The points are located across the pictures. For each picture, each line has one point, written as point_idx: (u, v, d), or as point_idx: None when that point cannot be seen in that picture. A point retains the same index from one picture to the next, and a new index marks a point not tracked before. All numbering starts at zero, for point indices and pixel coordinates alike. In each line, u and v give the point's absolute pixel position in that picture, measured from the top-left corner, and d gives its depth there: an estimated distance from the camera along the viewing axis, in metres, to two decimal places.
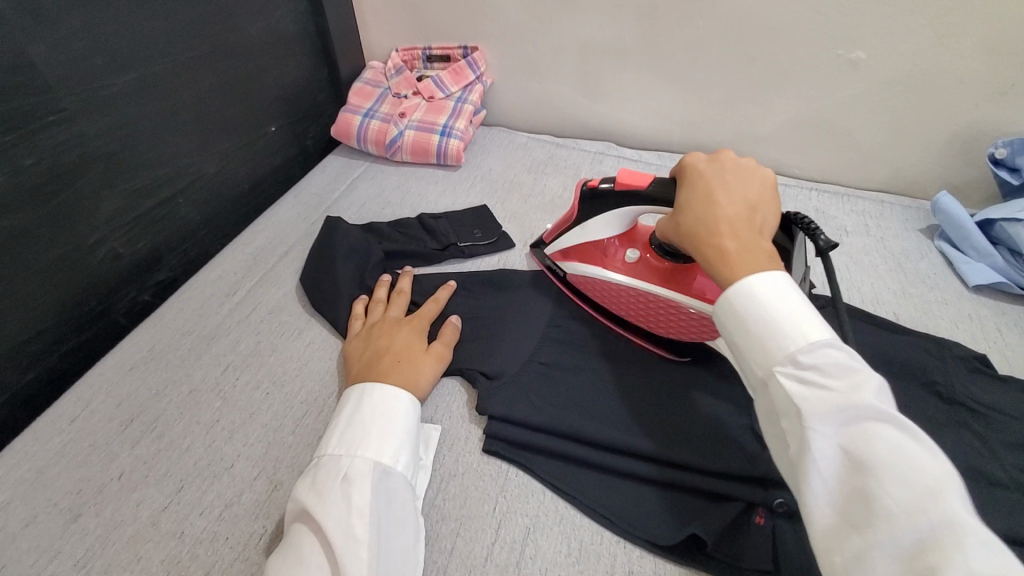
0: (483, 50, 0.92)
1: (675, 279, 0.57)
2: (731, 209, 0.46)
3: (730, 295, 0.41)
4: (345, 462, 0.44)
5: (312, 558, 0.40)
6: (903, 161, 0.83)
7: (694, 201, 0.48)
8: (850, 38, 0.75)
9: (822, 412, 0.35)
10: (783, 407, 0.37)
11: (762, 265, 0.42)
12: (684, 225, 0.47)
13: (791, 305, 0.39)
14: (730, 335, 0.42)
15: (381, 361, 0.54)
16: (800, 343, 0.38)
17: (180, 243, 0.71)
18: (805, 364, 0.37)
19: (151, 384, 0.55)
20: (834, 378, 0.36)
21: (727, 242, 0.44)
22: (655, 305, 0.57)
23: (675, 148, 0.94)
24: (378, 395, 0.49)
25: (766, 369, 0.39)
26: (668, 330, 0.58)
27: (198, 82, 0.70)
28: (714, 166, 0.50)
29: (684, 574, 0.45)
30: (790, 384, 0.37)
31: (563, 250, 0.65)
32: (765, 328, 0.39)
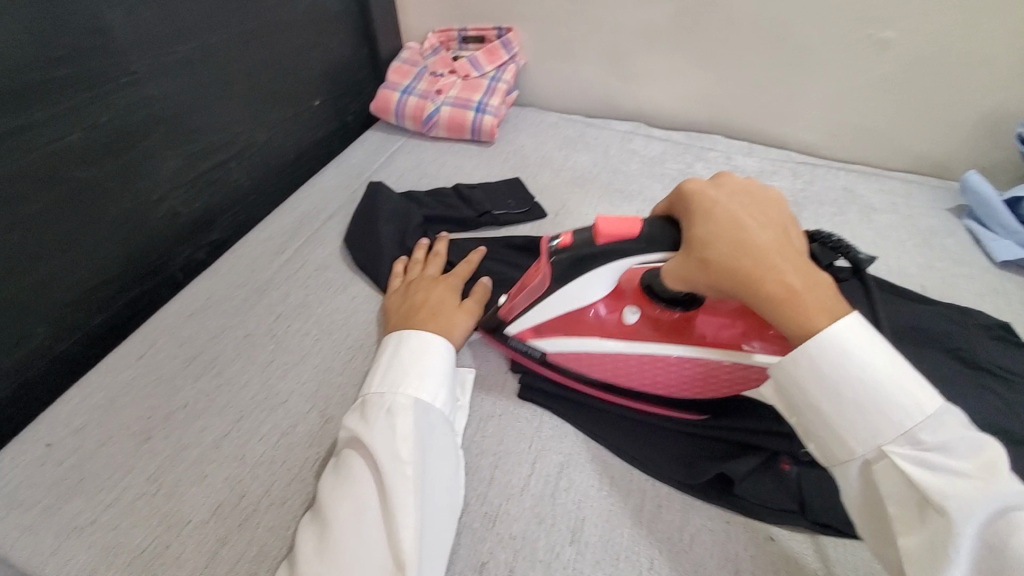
0: (517, 31, 0.95)
1: (679, 331, 0.50)
2: (770, 240, 0.42)
3: (819, 359, 0.39)
4: (388, 398, 0.47)
5: (363, 477, 0.43)
6: (933, 141, 0.84)
7: (724, 233, 0.43)
8: (880, 18, 0.76)
9: (964, 501, 0.34)
10: (904, 491, 0.36)
11: (830, 307, 0.40)
12: (720, 264, 0.42)
13: (893, 375, 0.38)
14: (826, 414, 0.39)
15: (415, 315, 0.56)
16: (919, 421, 0.36)
17: (231, 207, 0.75)
18: (924, 443, 0.36)
19: (209, 328, 0.59)
20: (957, 459, 0.36)
21: (791, 281, 0.41)
22: (671, 367, 0.49)
23: (703, 128, 0.96)
24: (416, 338, 0.52)
25: (873, 448, 0.38)
26: (682, 390, 0.50)
27: (250, 56, 0.74)
28: (724, 193, 0.46)
29: (711, 510, 0.47)
30: (914, 469, 0.36)
31: (534, 326, 0.53)
32: (874, 406, 0.38)
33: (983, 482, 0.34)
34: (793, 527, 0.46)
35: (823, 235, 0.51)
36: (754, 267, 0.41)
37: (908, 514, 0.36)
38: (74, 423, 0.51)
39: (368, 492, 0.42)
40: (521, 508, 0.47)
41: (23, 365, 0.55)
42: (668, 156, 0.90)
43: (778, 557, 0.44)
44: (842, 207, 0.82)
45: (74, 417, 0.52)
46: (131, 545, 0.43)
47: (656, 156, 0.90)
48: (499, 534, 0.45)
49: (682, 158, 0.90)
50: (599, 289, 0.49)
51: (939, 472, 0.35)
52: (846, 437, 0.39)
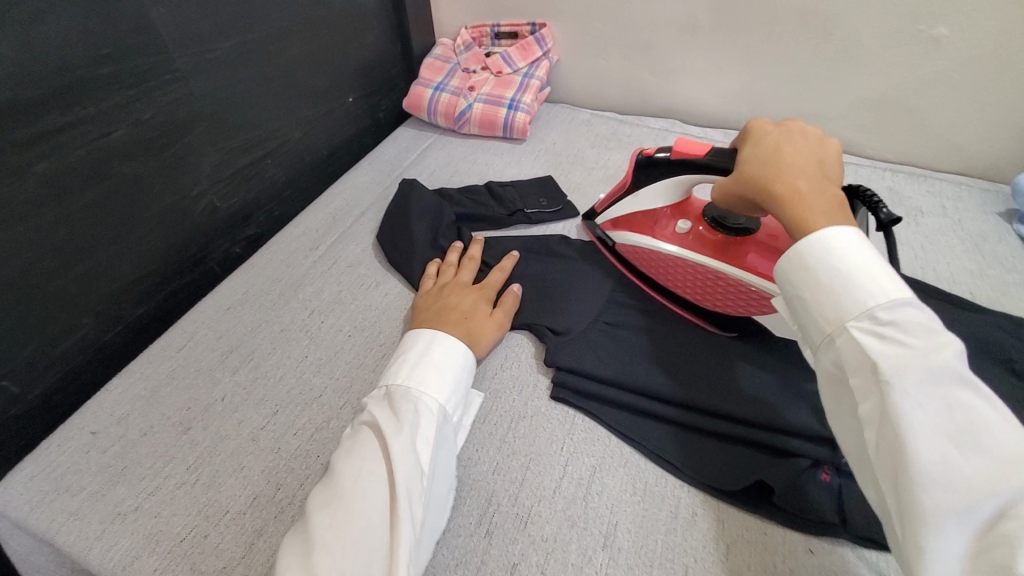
0: (551, 27, 0.94)
1: (724, 250, 0.57)
2: (799, 158, 0.45)
3: (801, 241, 0.40)
4: (415, 395, 0.47)
5: (373, 469, 0.42)
6: (987, 143, 0.80)
7: (761, 151, 0.47)
8: (934, 13, 0.73)
9: (904, 372, 0.34)
10: (853, 363, 0.37)
11: (833, 214, 0.41)
12: (747, 173, 0.47)
13: (865, 258, 0.38)
14: (799, 292, 0.40)
15: (446, 318, 0.56)
16: (880, 300, 0.36)
17: (267, 202, 0.77)
18: (882, 321, 0.36)
19: (245, 322, 0.60)
20: (913, 336, 0.35)
21: (798, 182, 0.43)
22: (699, 273, 0.57)
23: (740, 127, 0.93)
24: (449, 343, 0.52)
25: (836, 324, 0.38)
26: (711, 301, 0.57)
27: (287, 52, 0.75)
28: (783, 127, 0.49)
29: (747, 519, 0.46)
30: (868, 341, 0.36)
31: (613, 220, 0.66)
32: (843, 283, 0.38)
33: (929, 358, 0.34)
34: (833, 540, 0.44)
35: (868, 189, 0.50)
36: (769, 171, 0.45)
37: (857, 383, 0.36)
38: (118, 412, 0.53)
39: (374, 485, 0.41)
40: (553, 511, 0.46)
41: (69, 354, 0.57)
42: None
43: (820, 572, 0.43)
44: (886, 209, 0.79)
45: (118, 405, 0.53)
46: (171, 533, 0.44)
47: None
48: (531, 537, 0.45)
49: None
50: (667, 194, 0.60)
51: (891, 345, 0.35)
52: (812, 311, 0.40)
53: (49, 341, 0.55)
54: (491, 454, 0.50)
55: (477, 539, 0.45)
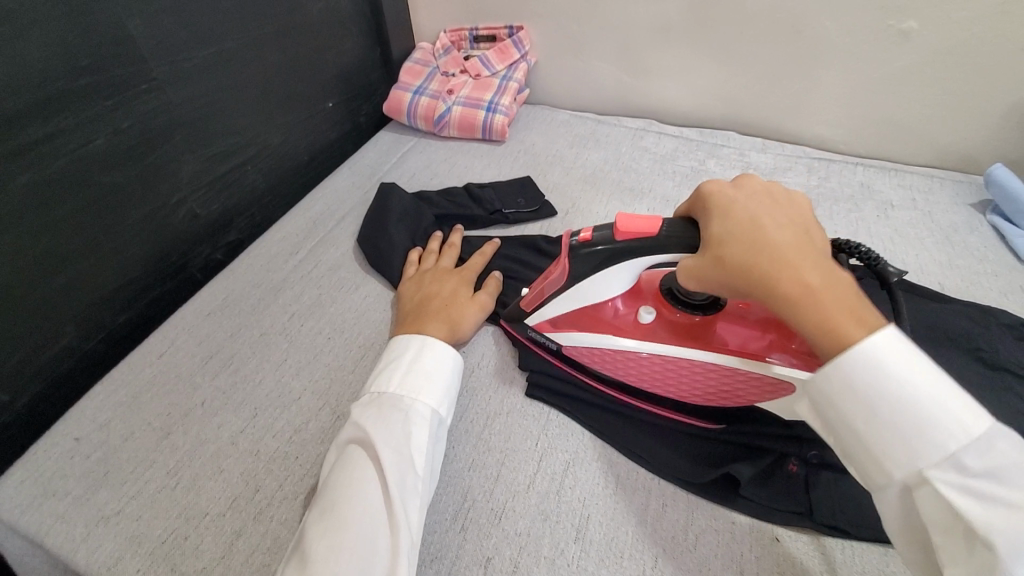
0: (528, 29, 0.95)
1: (698, 336, 0.49)
2: (789, 237, 0.40)
3: (840, 360, 0.36)
4: (411, 401, 0.47)
5: (365, 477, 0.42)
6: (955, 136, 0.82)
7: (739, 233, 0.41)
8: (901, 8, 0.74)
9: (1016, 541, 0.30)
10: (946, 518, 0.33)
11: (852, 309, 0.37)
12: (734, 261, 0.41)
13: (930, 391, 0.34)
14: (860, 431, 0.36)
15: (427, 307, 0.57)
16: (961, 444, 0.33)
17: (248, 208, 0.77)
18: (970, 470, 0.32)
19: (225, 327, 0.61)
20: (1008, 488, 0.31)
21: (809, 278, 0.38)
22: (683, 370, 0.49)
23: (716, 125, 0.95)
24: (439, 349, 0.51)
25: (914, 473, 0.34)
26: (703, 396, 0.49)
27: (265, 59, 0.76)
28: (746, 193, 0.45)
29: (716, 510, 0.47)
30: (957, 497, 0.32)
31: (552, 320, 0.54)
32: (913, 425, 0.34)
33: None
34: (799, 529, 0.46)
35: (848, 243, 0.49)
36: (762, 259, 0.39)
37: (951, 538, 0.33)
38: (99, 418, 0.53)
39: (372, 488, 0.42)
40: (527, 505, 0.47)
41: (52, 363, 0.58)
42: (680, 153, 0.89)
43: (786, 558, 0.44)
44: (859, 204, 0.81)
45: (99, 412, 0.54)
46: (153, 535, 0.45)
47: (667, 153, 0.90)
48: (505, 530, 0.46)
49: (695, 155, 0.89)
50: (619, 285, 0.50)
51: (986, 501, 0.32)
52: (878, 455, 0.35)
53: (32, 351, 0.56)
54: (466, 451, 0.51)
55: (453, 534, 0.46)
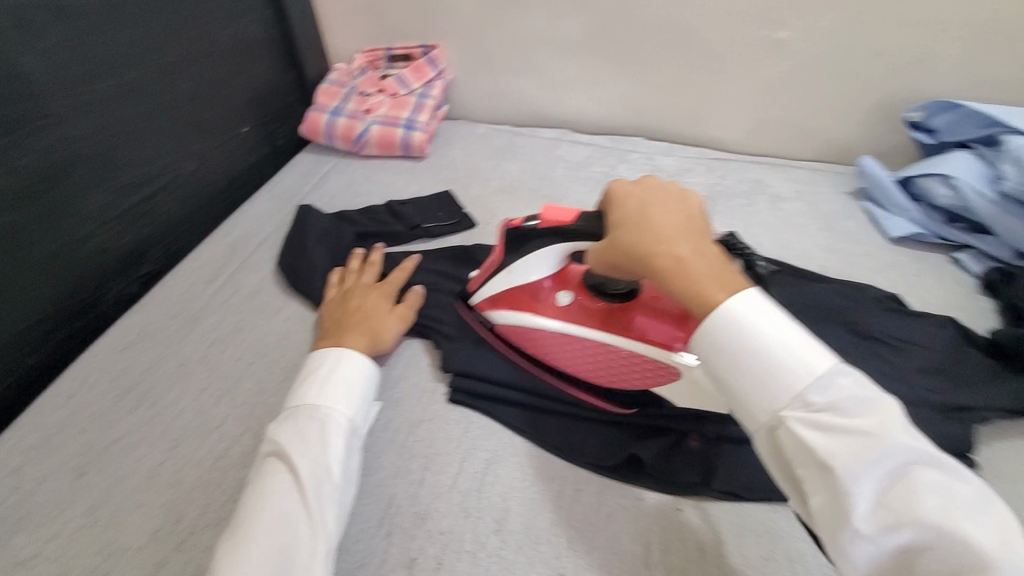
0: (441, 48, 0.99)
1: (612, 321, 0.54)
2: (673, 218, 0.44)
3: (710, 326, 0.40)
4: (326, 412, 0.48)
5: (281, 486, 0.44)
6: (832, 132, 0.91)
7: (627, 218, 0.45)
8: (773, 20, 0.82)
9: (855, 463, 0.34)
10: (799, 453, 0.36)
11: (722, 282, 0.41)
12: (621, 240, 0.45)
13: (782, 336, 0.38)
14: (726, 382, 0.40)
15: (348, 323, 0.58)
16: (808, 381, 0.37)
17: (164, 238, 0.76)
18: (815, 405, 0.36)
19: (142, 361, 0.61)
20: (851, 417, 0.35)
21: (679, 250, 0.42)
22: (591, 348, 0.54)
23: (626, 131, 1.01)
24: (356, 359, 0.53)
25: (772, 415, 0.38)
26: (609, 378, 0.54)
27: (172, 87, 0.76)
28: (641, 183, 0.48)
29: (626, 489, 0.51)
30: (806, 433, 0.36)
31: (489, 298, 0.60)
32: (768, 369, 0.38)
33: (877, 442, 0.34)
34: (698, 497, 0.50)
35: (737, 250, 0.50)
36: (651, 245, 0.43)
37: (807, 475, 0.36)
38: (9, 465, 0.52)
39: (290, 496, 0.43)
40: (450, 505, 0.49)
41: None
42: (592, 160, 0.94)
43: (688, 525, 0.48)
44: (752, 198, 0.88)
45: (9, 459, 0.52)
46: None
47: (581, 160, 0.95)
48: (429, 530, 0.48)
49: (606, 161, 0.94)
50: (541, 268, 0.55)
51: (833, 431, 0.35)
52: (742, 400, 0.39)
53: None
54: (390, 460, 0.53)
55: (379, 540, 0.47)
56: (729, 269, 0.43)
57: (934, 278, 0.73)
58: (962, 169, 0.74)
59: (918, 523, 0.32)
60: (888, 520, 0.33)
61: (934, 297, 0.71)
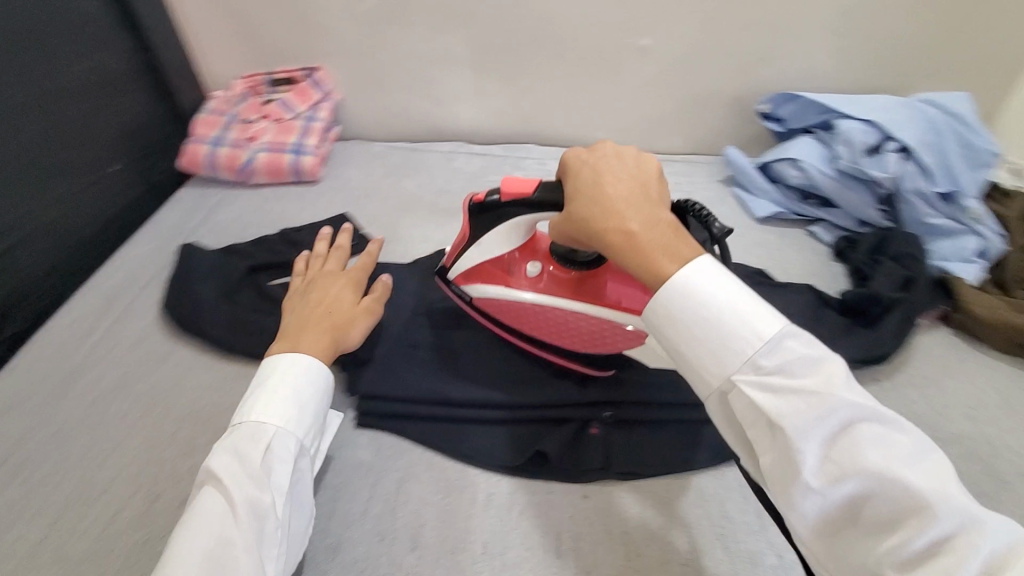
0: (325, 69, 0.97)
1: (581, 289, 0.56)
2: (627, 191, 0.45)
3: (663, 296, 0.41)
4: (271, 432, 0.46)
5: (219, 523, 0.42)
6: (702, 126, 0.99)
7: (582, 189, 0.47)
8: (635, 27, 0.89)
9: (805, 426, 0.36)
10: (750, 414, 0.39)
11: (675, 248, 0.42)
12: (576, 213, 0.46)
13: (735, 301, 0.40)
14: (681, 351, 0.41)
15: (309, 315, 0.56)
16: (758, 344, 0.38)
17: (27, 295, 0.71)
18: (765, 368, 0.38)
19: (13, 432, 0.56)
20: (800, 377, 0.37)
21: (629, 224, 0.43)
22: (563, 318, 0.55)
23: (518, 139, 1.04)
24: (308, 363, 0.51)
25: (724, 380, 0.40)
26: (582, 343, 0.55)
27: (20, 133, 0.70)
28: (598, 154, 0.49)
29: (535, 485, 0.53)
30: (756, 394, 0.38)
31: (465, 271, 0.60)
32: (721, 335, 0.39)
33: (826, 402, 0.36)
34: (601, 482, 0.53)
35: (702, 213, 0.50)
36: (603, 215, 0.44)
37: (758, 435, 0.39)
38: None
39: (226, 527, 0.42)
40: (364, 530, 0.50)
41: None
42: (487, 170, 0.97)
43: (588, 503, 0.51)
44: None
45: None
46: None
47: (477, 171, 0.97)
48: (345, 559, 0.48)
49: (501, 170, 0.97)
50: (510, 241, 0.56)
51: (781, 394, 0.37)
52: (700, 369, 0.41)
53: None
54: None
55: None
56: (685, 235, 0.44)
57: (796, 251, 0.82)
58: (808, 153, 0.83)
59: (866, 477, 0.34)
60: (836, 475, 0.35)
61: (796, 268, 0.80)
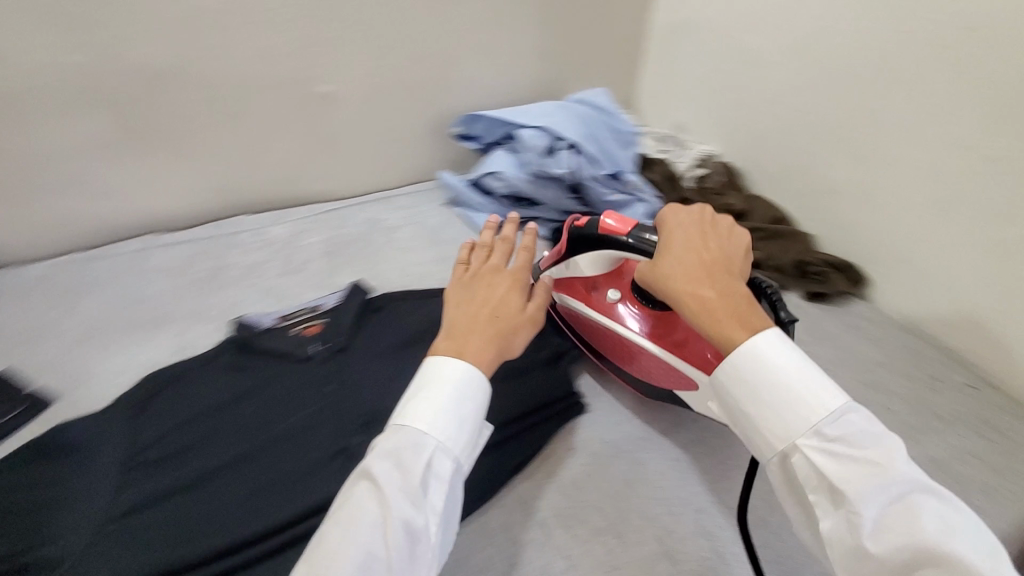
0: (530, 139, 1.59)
1: (679, 345, 0.96)
2: (697, 257, 0.81)
3: (735, 351, 0.74)
4: (431, 448, 0.71)
5: (375, 499, 0.67)
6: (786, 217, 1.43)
7: (692, 249, 0.83)
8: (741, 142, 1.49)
9: (892, 484, 0.62)
10: (815, 472, 0.68)
11: (745, 309, 0.76)
12: (666, 265, 0.83)
13: (797, 380, 0.71)
14: (743, 397, 0.73)
15: (698, 272, 0.80)
16: (820, 417, 0.68)
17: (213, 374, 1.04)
18: (828, 435, 0.67)
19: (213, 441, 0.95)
20: (853, 449, 0.66)
21: (735, 288, 0.78)
22: (642, 345, 1.00)
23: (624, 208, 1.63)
24: (764, 342, 0.73)
25: (790, 443, 0.70)
26: (654, 368, 1.00)
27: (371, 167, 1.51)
28: (692, 227, 0.87)
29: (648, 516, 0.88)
30: (821, 457, 0.67)
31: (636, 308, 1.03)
32: (788, 396, 0.70)
33: (885, 475, 0.63)
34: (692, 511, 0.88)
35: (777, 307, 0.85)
36: (698, 272, 0.80)
37: (831, 497, 0.66)
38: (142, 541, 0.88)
39: (374, 508, 0.66)
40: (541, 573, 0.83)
41: (118, 410, 0.96)
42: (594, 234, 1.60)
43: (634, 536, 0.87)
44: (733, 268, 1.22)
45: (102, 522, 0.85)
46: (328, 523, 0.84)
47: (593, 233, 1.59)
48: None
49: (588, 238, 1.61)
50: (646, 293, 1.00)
51: (839, 457, 0.66)
52: (758, 428, 0.72)
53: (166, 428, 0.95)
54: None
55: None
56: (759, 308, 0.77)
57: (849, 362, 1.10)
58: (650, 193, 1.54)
59: (913, 536, 0.60)
60: (897, 535, 0.61)
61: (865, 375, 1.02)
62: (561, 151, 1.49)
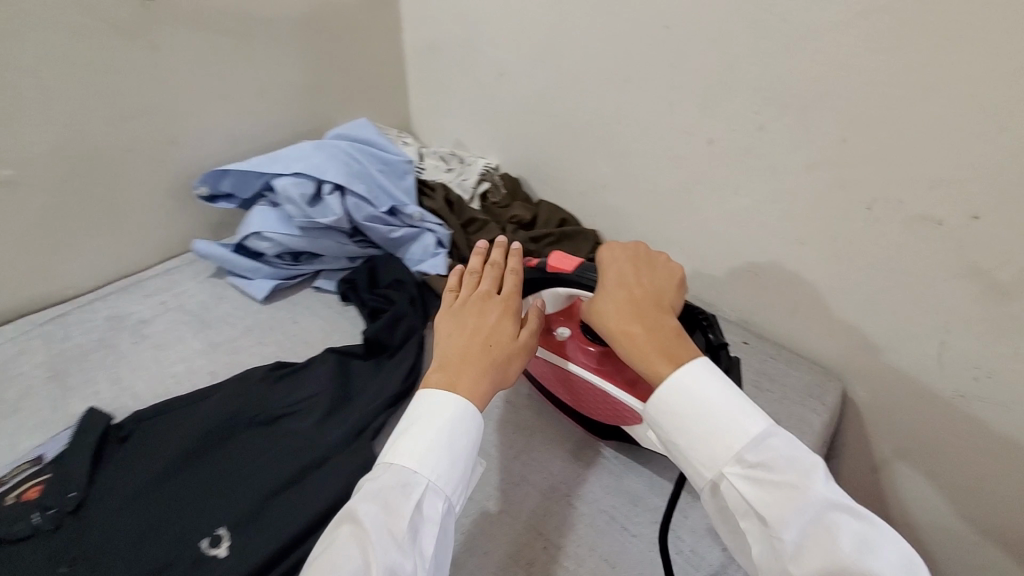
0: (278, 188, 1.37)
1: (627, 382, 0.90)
2: (628, 294, 0.77)
3: (663, 386, 0.70)
4: (423, 490, 0.67)
5: (354, 549, 0.60)
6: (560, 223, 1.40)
7: (624, 285, 0.79)
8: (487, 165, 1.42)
9: (808, 504, 0.60)
10: (740, 498, 0.65)
11: (675, 345, 0.73)
12: (598, 302, 0.78)
13: (721, 405, 0.67)
14: (670, 425, 0.70)
15: (630, 311, 0.76)
16: (744, 441, 0.65)
17: None
18: (749, 459, 0.64)
19: None
20: (772, 471, 0.63)
21: (665, 323, 0.75)
22: (588, 388, 0.92)
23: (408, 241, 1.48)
24: (698, 374, 0.69)
25: (716, 470, 0.66)
26: (601, 411, 0.94)
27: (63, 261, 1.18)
28: (628, 259, 0.82)
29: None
30: (742, 480, 0.64)
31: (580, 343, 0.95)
32: (711, 421, 0.67)
33: (804, 496, 0.60)
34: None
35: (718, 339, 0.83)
36: (627, 309, 0.76)
37: (755, 517, 0.64)
38: None
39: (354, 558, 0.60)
40: None
41: None
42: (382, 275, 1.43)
43: None
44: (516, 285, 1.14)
45: None
46: None
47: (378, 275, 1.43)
48: None
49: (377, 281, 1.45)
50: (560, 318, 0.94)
51: (762, 481, 0.63)
52: (687, 456, 0.68)
53: None
54: None
55: None
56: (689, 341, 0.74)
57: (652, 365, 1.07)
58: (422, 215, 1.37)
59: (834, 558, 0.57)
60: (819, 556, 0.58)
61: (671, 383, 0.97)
62: (328, 196, 1.29)
